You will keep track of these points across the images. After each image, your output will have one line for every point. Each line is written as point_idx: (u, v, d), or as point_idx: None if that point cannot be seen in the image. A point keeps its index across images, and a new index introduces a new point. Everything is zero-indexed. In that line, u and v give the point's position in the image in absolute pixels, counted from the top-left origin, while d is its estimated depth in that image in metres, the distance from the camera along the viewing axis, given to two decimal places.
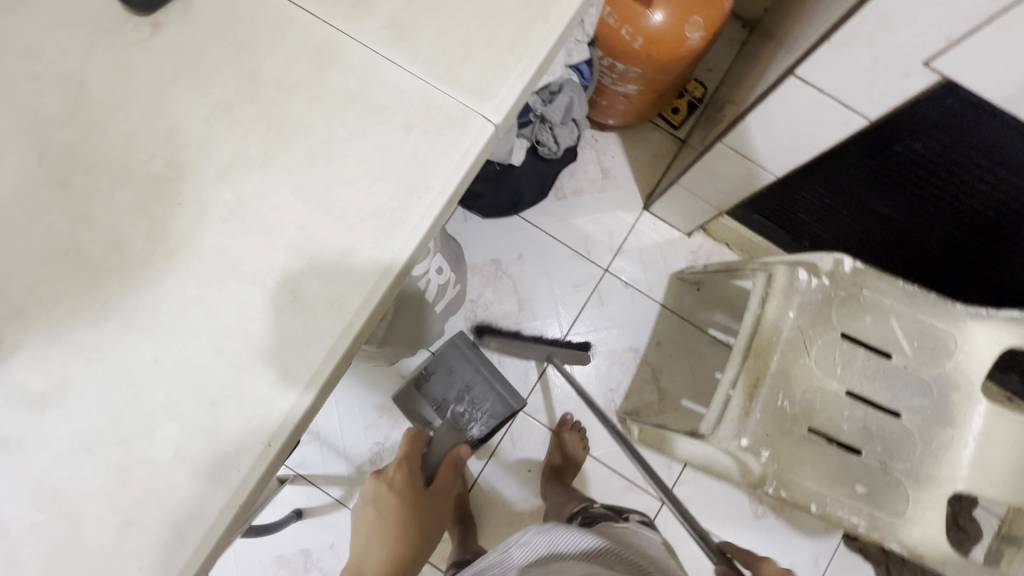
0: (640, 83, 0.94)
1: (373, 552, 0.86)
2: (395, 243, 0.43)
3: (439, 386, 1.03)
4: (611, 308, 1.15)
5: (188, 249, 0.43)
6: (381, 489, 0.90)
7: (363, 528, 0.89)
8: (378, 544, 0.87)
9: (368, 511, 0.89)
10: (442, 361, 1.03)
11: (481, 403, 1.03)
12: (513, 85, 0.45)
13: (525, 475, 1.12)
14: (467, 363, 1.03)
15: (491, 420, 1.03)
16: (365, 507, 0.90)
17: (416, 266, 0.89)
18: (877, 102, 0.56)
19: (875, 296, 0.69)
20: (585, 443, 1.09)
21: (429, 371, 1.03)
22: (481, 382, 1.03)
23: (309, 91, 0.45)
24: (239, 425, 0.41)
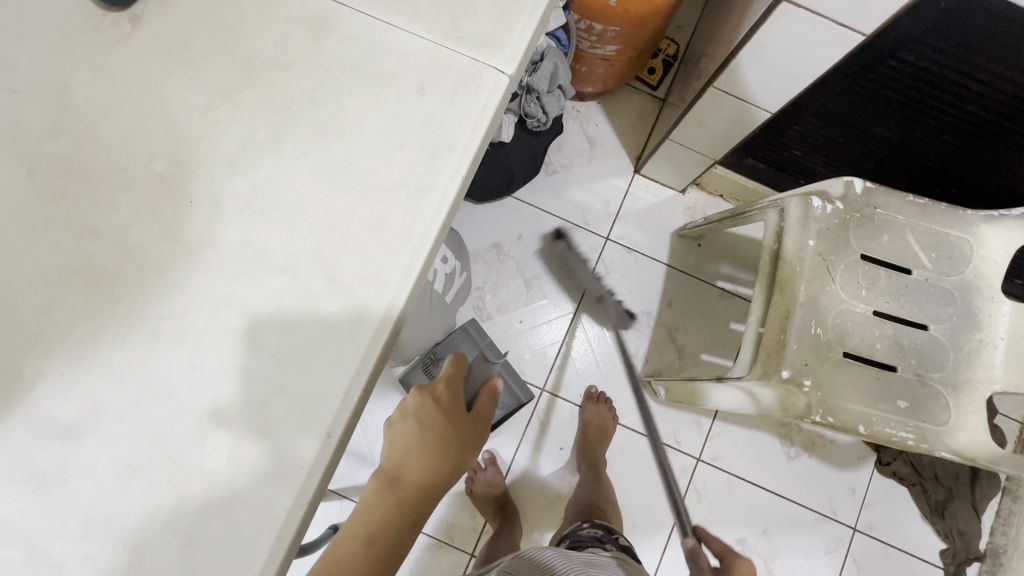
0: (619, 42, 0.94)
1: (413, 459, 0.63)
2: (428, 210, 0.41)
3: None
4: (618, 276, 1.15)
5: (208, 247, 0.41)
6: (425, 404, 0.72)
7: (398, 441, 0.65)
8: (422, 453, 0.64)
9: (409, 423, 0.68)
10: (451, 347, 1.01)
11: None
12: (522, 33, 0.43)
13: (557, 454, 1.11)
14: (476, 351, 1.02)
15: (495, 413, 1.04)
16: (403, 421, 0.68)
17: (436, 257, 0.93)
18: (873, 15, 0.56)
19: (889, 214, 0.70)
20: (613, 412, 1.08)
21: (438, 354, 0.99)
22: None
23: (310, 66, 0.43)
24: (294, 421, 0.39)
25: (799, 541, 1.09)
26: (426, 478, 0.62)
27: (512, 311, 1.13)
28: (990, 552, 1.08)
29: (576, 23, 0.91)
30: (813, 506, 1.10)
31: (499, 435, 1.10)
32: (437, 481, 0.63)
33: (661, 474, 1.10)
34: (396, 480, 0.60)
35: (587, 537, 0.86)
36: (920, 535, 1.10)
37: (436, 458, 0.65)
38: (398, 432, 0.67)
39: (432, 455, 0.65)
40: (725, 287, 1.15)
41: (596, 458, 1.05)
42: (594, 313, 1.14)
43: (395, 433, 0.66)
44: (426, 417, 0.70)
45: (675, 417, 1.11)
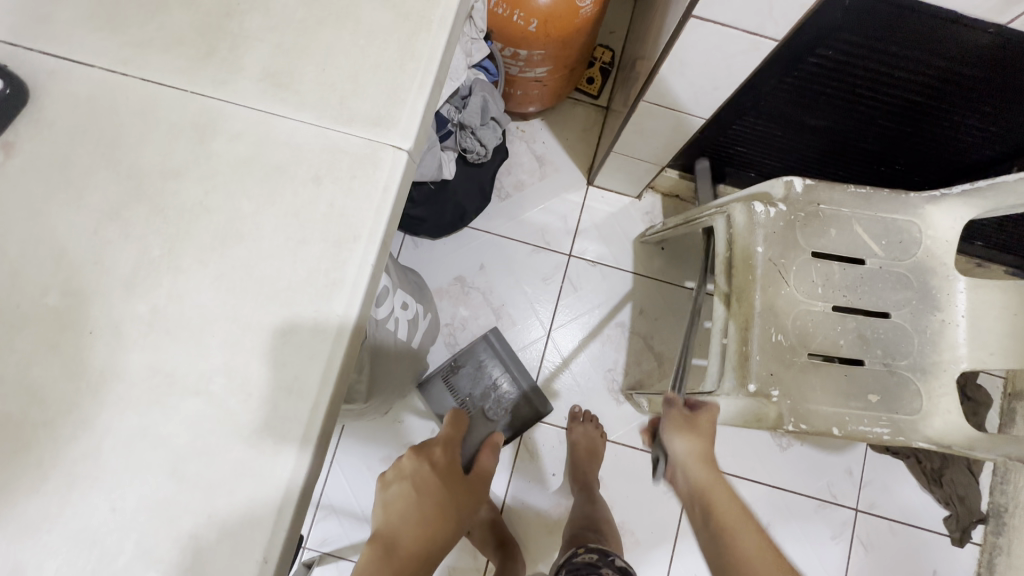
0: (548, 63, 0.92)
1: (408, 524, 0.60)
2: (340, 306, 0.39)
3: (468, 381, 1.07)
4: (586, 291, 1.13)
5: (115, 378, 0.39)
6: (423, 468, 0.68)
7: (394, 506, 0.63)
8: (418, 518, 0.61)
9: (404, 488, 0.64)
10: (471, 356, 1.08)
11: (508, 404, 1.07)
12: (414, 104, 0.42)
13: (551, 479, 1.09)
14: (497, 361, 1.08)
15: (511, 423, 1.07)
16: (398, 484, 0.65)
17: (378, 304, 0.83)
18: (781, 21, 0.55)
19: (833, 208, 0.69)
20: (601, 430, 1.07)
21: (459, 364, 1.07)
22: (509, 380, 1.08)
23: (197, 170, 0.41)
24: (226, 550, 0.37)
25: (803, 531, 1.08)
26: (422, 546, 0.60)
27: None
28: (992, 512, 1.08)
29: (501, 51, 0.90)
30: (813, 493, 1.09)
31: None
32: (432, 550, 0.61)
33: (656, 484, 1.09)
34: (391, 547, 0.59)
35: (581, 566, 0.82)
36: (922, 506, 1.09)
37: (433, 525, 0.62)
38: (394, 495, 0.64)
39: (428, 520, 0.62)
40: (695, 286, 1.14)
41: (589, 479, 1.03)
42: (567, 331, 1.13)
43: (390, 498, 0.64)
44: (424, 483, 0.66)
45: None
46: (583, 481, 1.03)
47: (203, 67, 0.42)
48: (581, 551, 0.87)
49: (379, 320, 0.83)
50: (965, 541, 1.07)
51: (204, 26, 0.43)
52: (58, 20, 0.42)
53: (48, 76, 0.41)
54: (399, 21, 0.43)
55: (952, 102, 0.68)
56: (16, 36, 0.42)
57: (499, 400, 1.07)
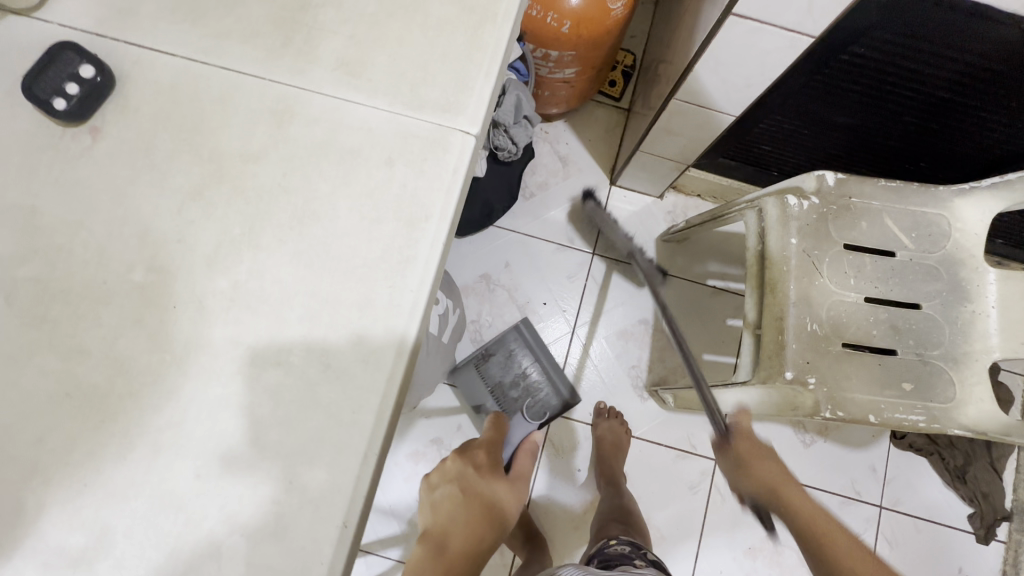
0: (576, 64, 0.95)
1: (458, 524, 0.64)
2: (413, 282, 0.41)
3: (498, 369, 1.07)
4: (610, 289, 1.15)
5: (198, 350, 0.40)
6: (466, 470, 0.75)
7: (442, 506, 0.67)
8: (466, 517, 0.65)
9: (451, 489, 0.70)
10: (501, 346, 1.08)
11: (538, 392, 1.06)
12: (481, 92, 0.44)
13: (576, 475, 1.10)
14: (527, 349, 1.08)
15: (540, 411, 1.06)
16: (445, 485, 0.71)
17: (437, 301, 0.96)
18: (818, 18, 0.57)
19: (864, 201, 0.71)
20: (626, 426, 1.08)
21: (490, 352, 1.07)
22: (537, 370, 1.07)
23: (275, 153, 0.43)
24: (307, 515, 0.38)
25: None
26: (471, 544, 0.63)
27: None
28: (1016, 510, 1.08)
29: (532, 53, 0.92)
30: (837, 490, 1.10)
31: None
32: (481, 545, 0.64)
33: (681, 480, 1.10)
34: (443, 544, 0.62)
35: (614, 555, 0.83)
36: (946, 504, 1.09)
37: (479, 524, 0.66)
38: (441, 496, 0.68)
39: (476, 520, 0.66)
40: (717, 284, 1.16)
41: (615, 474, 1.04)
42: (592, 328, 1.14)
43: (438, 498, 0.68)
44: (468, 484, 0.72)
45: (686, 422, 1.11)
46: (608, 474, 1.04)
47: (280, 55, 0.44)
48: (612, 541, 0.88)
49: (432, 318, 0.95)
50: (989, 539, 1.07)
51: (281, 18, 0.45)
52: (142, 12, 0.44)
53: (133, 64, 0.44)
54: (465, 13, 0.45)
55: (980, 97, 0.69)
56: (102, 27, 0.44)
57: (529, 390, 1.06)
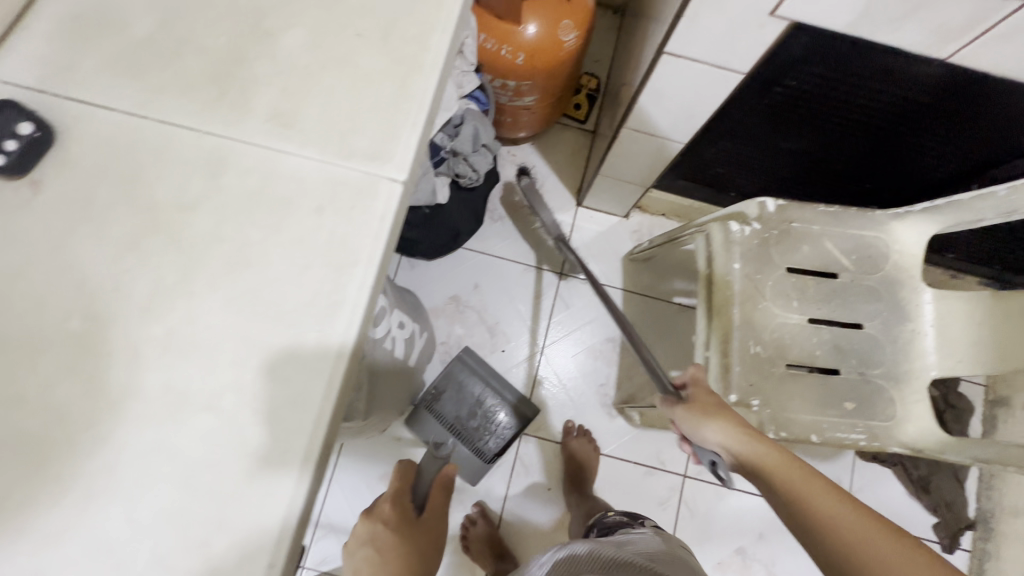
0: (536, 92, 0.98)
1: None
2: (342, 325, 0.43)
3: (451, 403, 1.00)
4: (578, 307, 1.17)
5: (131, 397, 0.42)
6: (379, 530, 0.69)
7: (361, 575, 0.65)
8: None
9: (367, 553, 0.67)
10: (450, 379, 1.02)
11: (495, 418, 1.02)
12: (408, 140, 0.46)
13: (547, 494, 1.11)
14: (476, 376, 1.04)
15: (505, 434, 1.03)
16: (361, 550, 0.67)
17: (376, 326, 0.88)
18: (744, 56, 0.60)
19: (805, 226, 0.73)
20: (595, 447, 1.09)
21: (440, 390, 1.00)
22: (490, 394, 1.04)
23: (209, 202, 0.44)
24: (235, 556, 0.39)
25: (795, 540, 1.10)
26: None
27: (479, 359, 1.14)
28: (979, 519, 1.11)
29: (491, 82, 0.95)
30: None
31: (487, 485, 1.11)
32: None
33: (651, 496, 1.11)
34: None
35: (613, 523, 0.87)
36: (910, 514, 1.11)
37: None
38: (359, 562, 0.66)
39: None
40: (683, 302, 1.18)
41: (585, 492, 1.05)
42: (560, 346, 1.16)
43: (355, 565, 0.66)
44: (383, 543, 0.68)
45: (655, 439, 1.13)
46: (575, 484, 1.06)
47: (215, 108, 0.46)
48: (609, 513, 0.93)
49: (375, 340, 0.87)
50: (954, 547, 1.09)
51: (216, 71, 0.47)
52: (82, 68, 0.46)
53: (74, 119, 0.45)
54: (394, 64, 0.47)
55: (912, 126, 0.72)
56: (42, 83, 0.46)
57: (487, 417, 1.02)
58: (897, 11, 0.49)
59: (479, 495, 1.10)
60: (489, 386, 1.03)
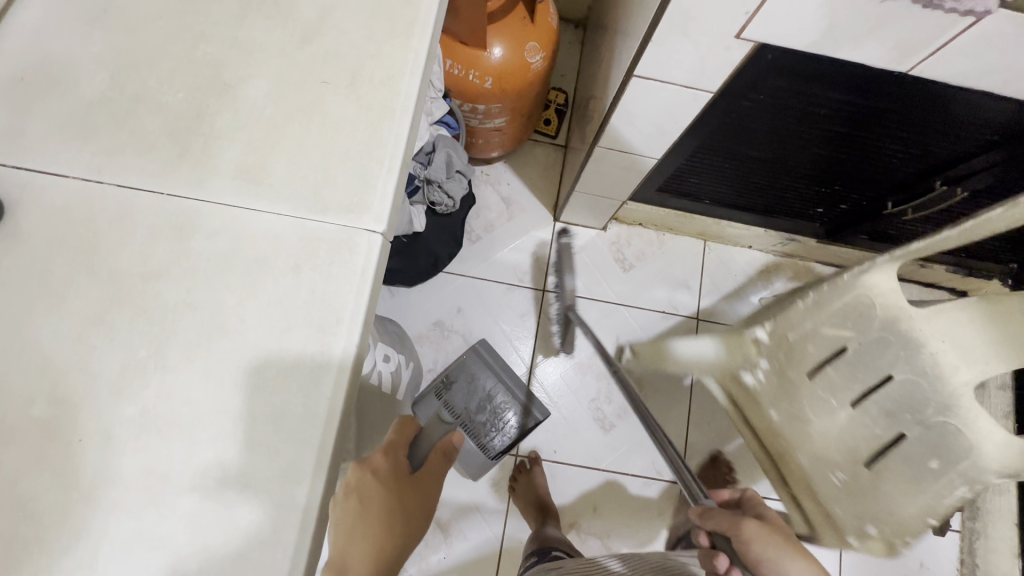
0: (506, 114, 0.97)
1: (361, 548, 0.48)
2: (328, 389, 0.41)
3: (462, 395, 0.99)
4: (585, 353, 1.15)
5: (106, 485, 0.39)
6: (368, 482, 0.52)
7: (344, 534, 0.48)
8: (372, 544, 0.48)
9: (349, 510, 0.49)
10: (462, 370, 1.01)
11: (503, 414, 1.03)
12: (384, 190, 0.44)
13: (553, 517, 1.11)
14: (488, 371, 1.03)
15: (511, 432, 1.04)
16: (342, 507, 0.49)
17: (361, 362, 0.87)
18: (712, 76, 0.60)
19: (836, 399, 0.79)
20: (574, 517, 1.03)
21: (452, 379, 0.99)
22: (503, 389, 1.04)
23: (177, 269, 0.42)
24: None
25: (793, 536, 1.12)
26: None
27: None
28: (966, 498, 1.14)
29: (460, 106, 0.94)
30: None
31: (487, 510, 1.09)
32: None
33: (651, 507, 1.11)
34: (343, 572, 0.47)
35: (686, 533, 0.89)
36: None
37: (391, 549, 0.49)
38: (342, 514, 0.49)
39: (387, 544, 0.49)
40: (667, 309, 1.20)
41: None
42: (549, 364, 1.15)
43: (336, 525, 0.48)
44: (374, 497, 0.51)
45: (650, 448, 1.13)
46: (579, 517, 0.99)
47: (178, 168, 0.44)
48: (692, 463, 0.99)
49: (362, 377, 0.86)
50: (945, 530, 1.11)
51: (176, 129, 0.45)
52: (30, 133, 0.43)
53: (23, 188, 0.42)
54: (363, 111, 0.46)
55: (877, 131, 0.74)
56: None
57: (496, 412, 1.02)
58: (859, 30, 0.50)
59: (478, 522, 1.08)
60: (500, 382, 1.04)
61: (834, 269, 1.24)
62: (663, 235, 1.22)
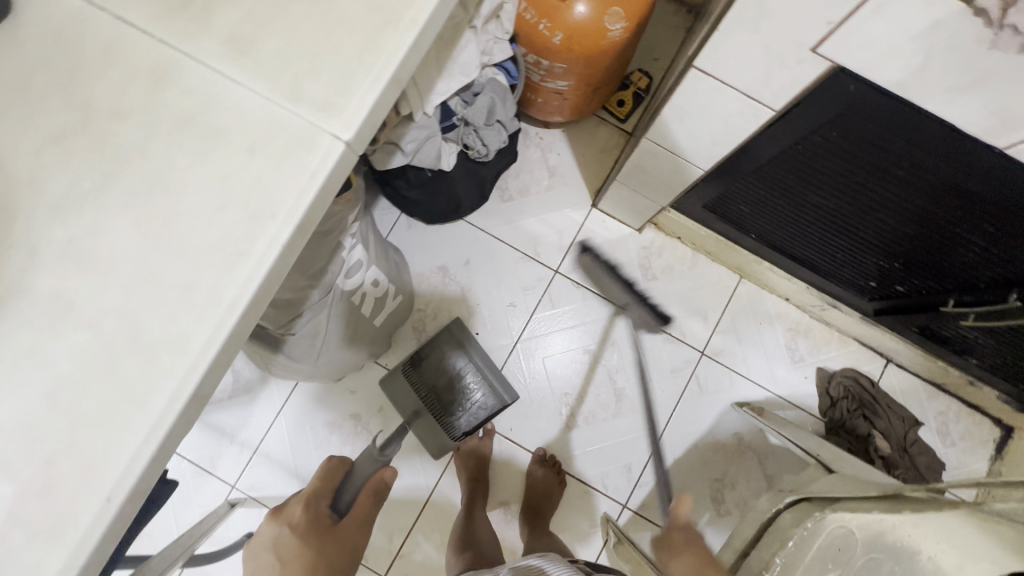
0: (570, 78, 0.91)
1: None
2: (240, 277, 0.40)
3: (431, 372, 1.07)
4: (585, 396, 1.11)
5: (17, 295, 0.40)
6: (282, 536, 0.79)
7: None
8: None
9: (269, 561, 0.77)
10: (434, 347, 1.09)
11: (470, 394, 1.07)
12: (362, 98, 0.42)
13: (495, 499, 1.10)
14: (460, 352, 1.09)
15: (477, 414, 1.07)
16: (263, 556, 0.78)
17: (346, 279, 0.87)
18: (777, 91, 0.53)
19: (845, 543, 0.64)
20: (561, 477, 1.07)
21: (422, 356, 1.08)
22: (472, 369, 1.08)
23: (145, 116, 0.42)
24: (76, 479, 0.38)
25: None
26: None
27: None
28: None
29: (525, 56, 0.89)
30: None
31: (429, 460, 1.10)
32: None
33: (584, 516, 1.09)
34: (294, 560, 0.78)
35: None
36: None
37: None
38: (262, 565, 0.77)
39: None
40: (673, 333, 1.13)
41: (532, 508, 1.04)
42: (535, 343, 1.13)
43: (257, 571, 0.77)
44: (287, 553, 0.77)
45: (605, 461, 1.10)
46: (537, 504, 1.05)
47: (174, 16, 0.43)
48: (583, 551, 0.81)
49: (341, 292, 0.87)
50: None
51: None
52: None
53: None
54: (371, 11, 0.43)
55: (958, 214, 0.64)
56: None
57: (463, 391, 1.07)
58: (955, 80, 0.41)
59: (416, 466, 1.10)
60: (470, 363, 1.08)
61: (871, 352, 1.12)
62: (699, 257, 1.14)
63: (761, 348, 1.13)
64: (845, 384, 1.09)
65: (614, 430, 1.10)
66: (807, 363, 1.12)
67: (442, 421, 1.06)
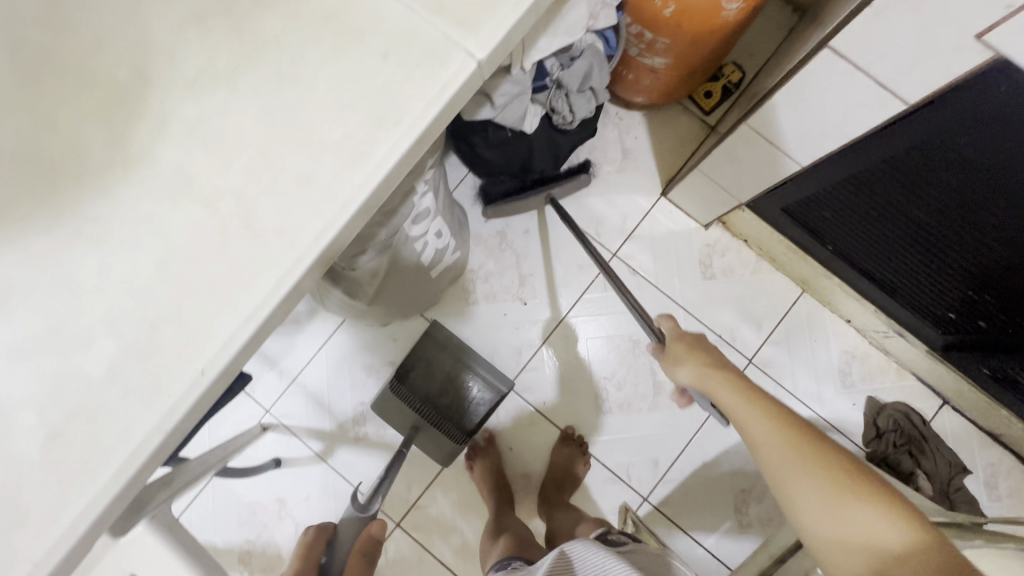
0: (670, 56, 0.89)
1: None
2: (357, 178, 0.40)
3: (422, 381, 1.05)
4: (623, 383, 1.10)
5: (144, 163, 0.41)
6: None
7: None
8: None
9: None
10: (421, 355, 1.06)
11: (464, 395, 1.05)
12: (502, 18, 0.41)
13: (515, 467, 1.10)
14: (444, 355, 1.06)
15: (479, 410, 1.05)
16: None
17: (412, 226, 0.87)
18: (919, 82, 0.50)
19: None
20: (586, 457, 1.06)
21: (407, 369, 1.05)
22: (460, 368, 1.06)
23: (287, 7, 0.42)
24: (176, 347, 0.39)
25: None
26: None
27: (498, 302, 1.12)
28: None
29: (628, 26, 0.87)
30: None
31: None
32: None
33: (603, 502, 1.08)
34: None
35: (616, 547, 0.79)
36: None
37: None
38: None
39: None
40: (723, 336, 1.10)
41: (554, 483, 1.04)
42: (581, 322, 1.11)
43: None
44: None
45: (632, 451, 1.08)
46: (559, 480, 1.04)
47: None
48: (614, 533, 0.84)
49: (406, 238, 0.87)
50: None
51: None
52: None
53: None
54: None
55: None
56: None
57: (457, 392, 1.05)
58: None
59: None
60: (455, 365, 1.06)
61: (927, 390, 1.08)
62: (762, 264, 1.11)
63: (812, 366, 1.09)
64: (895, 418, 1.05)
65: (646, 422, 1.09)
66: (858, 390, 1.08)
67: (445, 427, 1.03)
